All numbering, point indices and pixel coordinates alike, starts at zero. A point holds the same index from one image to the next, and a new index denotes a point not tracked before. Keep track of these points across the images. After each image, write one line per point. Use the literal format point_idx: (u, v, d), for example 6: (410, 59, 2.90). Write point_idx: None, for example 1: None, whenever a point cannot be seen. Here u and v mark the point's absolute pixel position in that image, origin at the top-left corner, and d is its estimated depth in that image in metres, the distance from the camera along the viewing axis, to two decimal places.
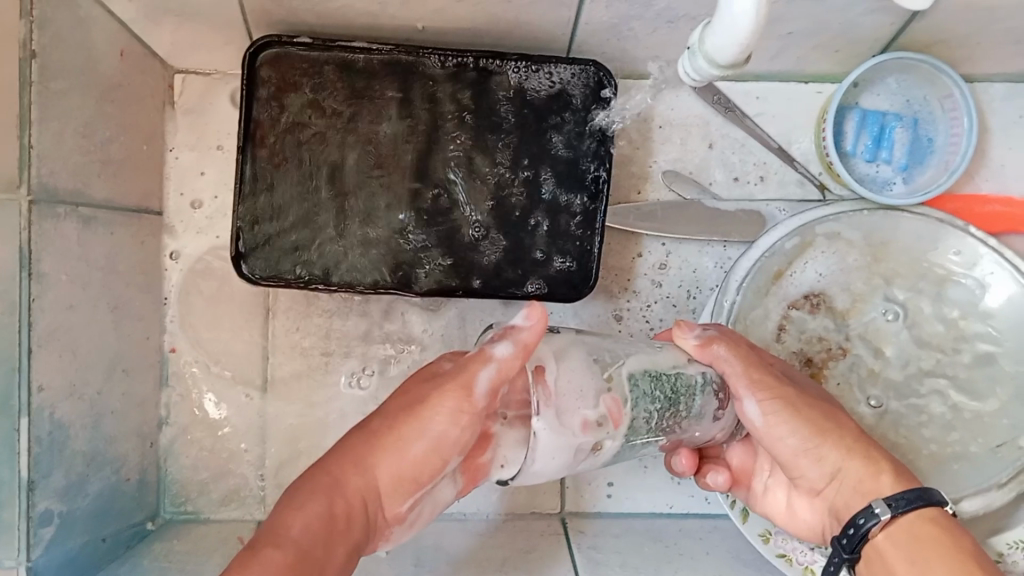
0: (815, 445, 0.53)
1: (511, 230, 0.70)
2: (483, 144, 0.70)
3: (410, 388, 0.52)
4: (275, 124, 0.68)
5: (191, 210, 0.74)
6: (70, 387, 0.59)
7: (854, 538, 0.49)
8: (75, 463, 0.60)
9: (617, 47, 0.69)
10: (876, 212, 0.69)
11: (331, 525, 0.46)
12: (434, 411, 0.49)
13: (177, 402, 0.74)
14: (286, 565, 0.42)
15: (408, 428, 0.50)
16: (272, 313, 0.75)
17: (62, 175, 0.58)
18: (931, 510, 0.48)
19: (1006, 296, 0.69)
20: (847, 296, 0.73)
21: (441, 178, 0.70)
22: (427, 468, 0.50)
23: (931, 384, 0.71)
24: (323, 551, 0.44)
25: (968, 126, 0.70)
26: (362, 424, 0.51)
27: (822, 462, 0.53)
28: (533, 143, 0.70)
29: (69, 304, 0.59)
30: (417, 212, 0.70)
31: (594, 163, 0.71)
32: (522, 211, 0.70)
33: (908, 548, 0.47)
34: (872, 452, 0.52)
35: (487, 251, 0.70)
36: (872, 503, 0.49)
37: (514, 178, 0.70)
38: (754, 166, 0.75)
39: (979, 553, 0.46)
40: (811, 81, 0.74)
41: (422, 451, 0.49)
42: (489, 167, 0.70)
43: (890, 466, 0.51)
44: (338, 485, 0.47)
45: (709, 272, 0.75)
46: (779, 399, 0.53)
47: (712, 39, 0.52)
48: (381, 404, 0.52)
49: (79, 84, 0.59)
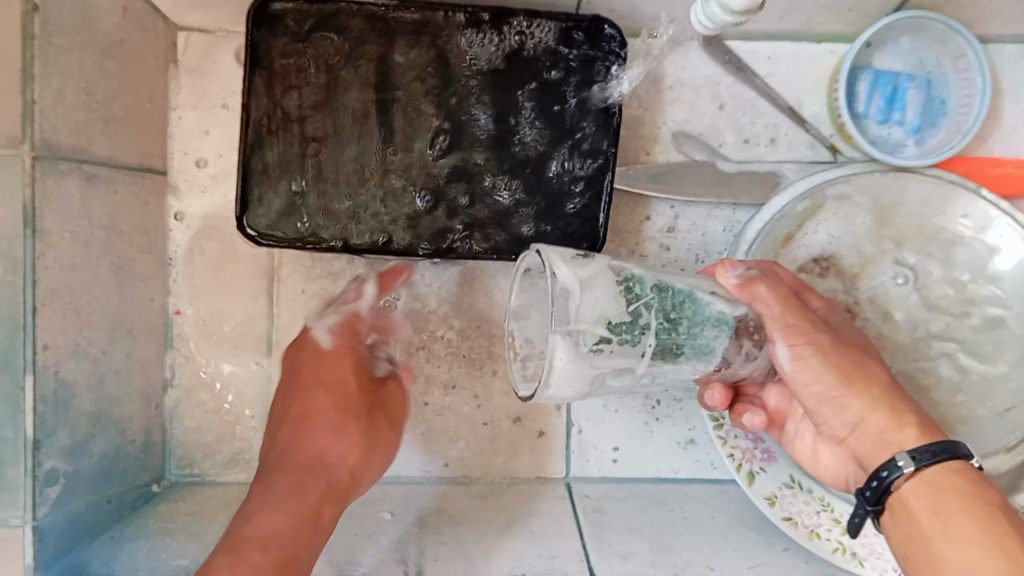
0: (840, 394, 0.51)
1: (498, 199, 0.70)
2: (483, 109, 0.69)
3: (343, 374, 0.60)
4: (277, 80, 0.67)
5: (195, 169, 0.74)
6: (74, 345, 0.59)
7: (878, 490, 0.49)
8: (80, 422, 0.60)
9: (626, 5, 0.68)
10: (887, 174, 0.69)
11: (303, 518, 0.50)
12: (397, 413, 0.62)
13: (182, 363, 0.73)
14: (274, 558, 0.47)
15: (378, 430, 0.59)
16: (277, 275, 0.74)
17: (64, 132, 0.57)
18: (958, 463, 0.47)
19: (1018, 257, 0.69)
20: (857, 259, 0.72)
21: (436, 145, 0.69)
22: (381, 459, 0.58)
23: (939, 347, 0.70)
24: (306, 543, 0.49)
25: (981, 86, 0.69)
26: (303, 409, 0.58)
27: (846, 411, 0.52)
28: (533, 110, 0.69)
29: (72, 263, 0.58)
30: (408, 176, 0.69)
31: (592, 142, 0.69)
32: (514, 180, 0.70)
33: (933, 499, 0.47)
34: (894, 401, 0.51)
35: (472, 219, 0.69)
36: (896, 455, 0.49)
37: (510, 145, 0.70)
38: (764, 127, 0.74)
39: (1005, 510, 0.46)
40: (823, 41, 0.73)
41: (384, 451, 0.59)
42: (485, 135, 0.69)
43: (915, 418, 0.50)
44: (312, 477, 0.53)
45: (717, 236, 0.74)
46: (810, 344, 0.52)
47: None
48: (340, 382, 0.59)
49: (80, 40, 0.58)
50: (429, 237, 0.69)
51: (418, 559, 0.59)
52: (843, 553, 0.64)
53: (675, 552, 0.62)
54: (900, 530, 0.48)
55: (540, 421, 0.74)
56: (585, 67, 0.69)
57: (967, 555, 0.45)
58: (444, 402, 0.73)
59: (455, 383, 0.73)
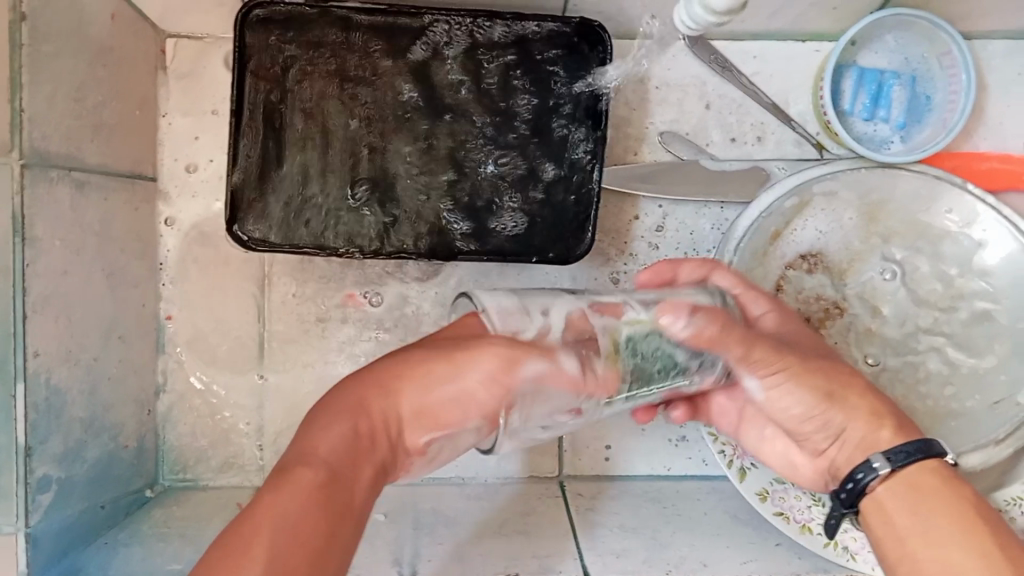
0: (822, 411, 0.52)
1: (459, 205, 0.70)
2: (454, 114, 0.69)
3: (460, 326, 0.50)
4: (265, 86, 0.67)
5: (186, 174, 0.74)
6: (65, 353, 0.59)
7: (852, 493, 0.49)
8: (73, 429, 0.60)
9: (612, 6, 0.68)
10: (874, 171, 0.69)
11: (359, 442, 0.45)
12: (468, 365, 0.47)
13: (175, 369, 0.74)
14: (313, 483, 0.42)
15: (440, 367, 0.48)
16: (268, 279, 0.74)
17: (53, 139, 0.57)
18: (935, 462, 0.48)
19: (1004, 254, 0.69)
20: (844, 254, 0.72)
21: (404, 148, 0.69)
22: (447, 413, 0.48)
23: (927, 342, 0.71)
24: (351, 474, 0.44)
25: (966, 83, 0.69)
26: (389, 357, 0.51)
27: (829, 425, 0.52)
28: (504, 116, 0.70)
29: (63, 270, 0.59)
30: (374, 179, 0.69)
31: (559, 150, 0.70)
32: (478, 186, 0.70)
33: (910, 501, 0.47)
34: (872, 404, 0.51)
35: (432, 225, 0.70)
36: (870, 457, 0.49)
37: (477, 151, 0.70)
38: (751, 126, 0.74)
39: (982, 505, 0.46)
40: (808, 40, 0.73)
41: (449, 395, 0.48)
42: (453, 140, 0.70)
43: (891, 420, 0.51)
44: (363, 410, 0.47)
45: (705, 234, 0.75)
46: (782, 372, 0.52)
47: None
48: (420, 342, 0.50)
49: (69, 46, 0.58)
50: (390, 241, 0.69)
51: (412, 559, 0.59)
52: (833, 548, 0.64)
53: (667, 548, 0.62)
54: (875, 532, 0.48)
55: None
56: (563, 75, 0.69)
57: (945, 557, 0.45)
58: None
59: None
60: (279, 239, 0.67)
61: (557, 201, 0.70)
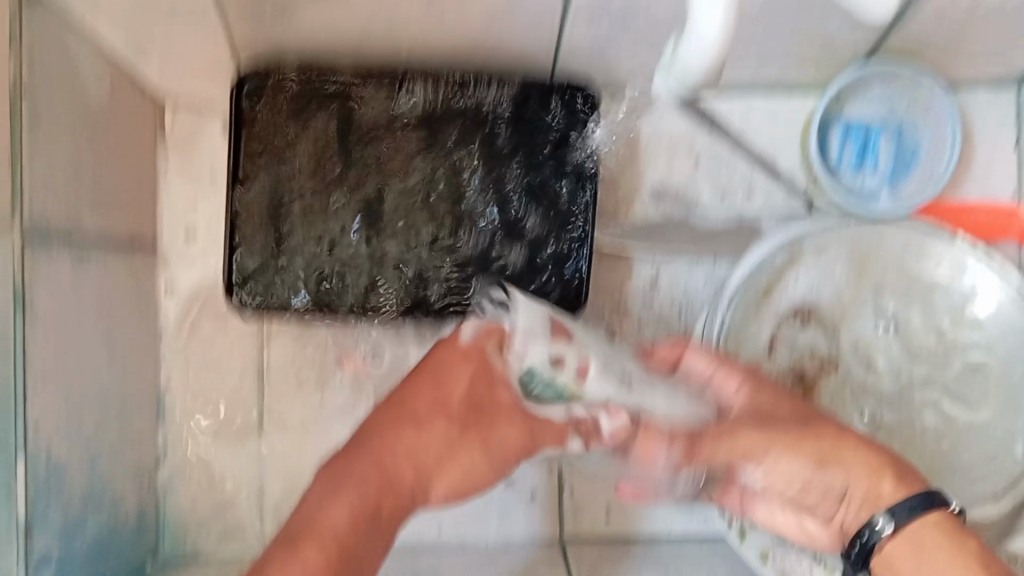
0: (819, 475, 0.54)
1: (441, 267, 0.70)
2: (439, 177, 0.70)
3: (468, 370, 0.57)
4: (263, 155, 0.68)
5: (185, 243, 0.75)
6: (64, 425, 0.59)
7: (863, 551, 0.53)
8: (72, 501, 0.60)
9: (600, 69, 0.69)
10: (863, 224, 0.71)
11: (369, 516, 0.53)
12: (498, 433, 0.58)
13: (174, 437, 0.74)
14: (323, 558, 0.50)
15: (470, 434, 0.58)
16: (266, 345, 0.75)
17: (53, 214, 0.58)
18: (937, 514, 0.51)
19: (994, 306, 0.70)
20: (838, 308, 0.73)
21: (388, 211, 0.70)
22: (460, 468, 0.58)
23: (923, 395, 0.71)
24: (359, 542, 0.52)
25: (951, 133, 0.71)
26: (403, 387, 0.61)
27: (831, 487, 0.54)
28: (488, 178, 0.71)
29: (63, 342, 0.59)
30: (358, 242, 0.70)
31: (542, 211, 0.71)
32: (461, 248, 0.70)
33: (916, 555, 0.50)
34: (868, 459, 0.54)
35: (414, 286, 0.70)
36: (875, 516, 0.52)
37: (465, 213, 0.71)
38: (740, 178, 0.75)
39: (986, 555, 0.50)
40: (795, 95, 0.74)
41: (480, 456, 0.59)
42: (437, 203, 0.70)
43: (886, 459, 0.54)
44: (383, 465, 0.55)
45: (699, 289, 0.75)
46: (774, 448, 0.55)
47: (693, 32, 0.47)
48: (447, 385, 0.58)
49: (70, 121, 0.60)
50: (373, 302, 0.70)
51: None
52: None
53: None
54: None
55: (530, 482, 0.75)
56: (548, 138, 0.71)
57: None
58: None
59: None
60: (264, 302, 0.68)
61: (538, 262, 0.70)
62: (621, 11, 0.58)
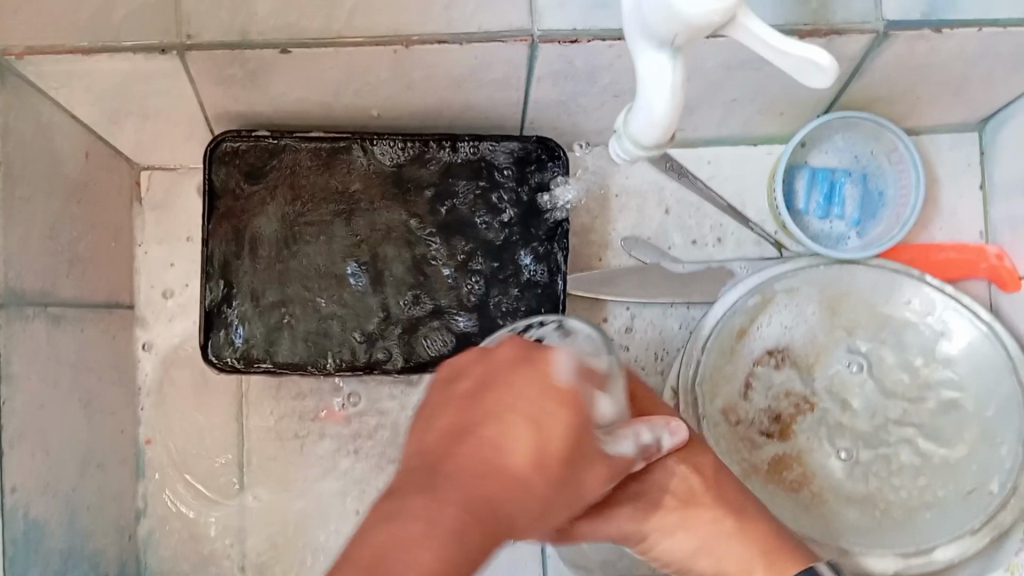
0: (714, 547, 0.58)
1: (417, 320, 0.71)
2: (416, 232, 0.72)
3: (573, 422, 0.40)
4: (236, 214, 0.69)
5: (162, 300, 0.75)
6: (43, 486, 0.60)
7: None
8: (52, 560, 0.60)
9: (567, 122, 0.70)
10: (832, 267, 0.71)
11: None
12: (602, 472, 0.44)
13: (154, 492, 0.74)
14: None
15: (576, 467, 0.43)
16: (245, 399, 0.75)
17: (29, 279, 0.59)
18: None
19: (967, 342, 0.70)
20: (811, 349, 0.74)
21: (365, 265, 0.71)
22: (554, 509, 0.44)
23: (898, 434, 0.72)
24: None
25: (915, 180, 0.71)
26: (474, 414, 0.39)
27: (718, 558, 0.58)
28: (462, 232, 0.72)
29: (40, 403, 0.60)
30: (337, 295, 0.71)
31: (514, 264, 0.71)
32: (434, 302, 0.71)
33: None
34: (762, 543, 0.57)
35: (387, 340, 0.71)
36: None
37: (439, 267, 0.72)
38: (710, 229, 0.76)
39: None
40: (760, 142, 0.76)
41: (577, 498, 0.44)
42: (414, 258, 0.71)
43: (761, 545, 0.58)
44: (477, 530, 0.35)
45: (673, 333, 0.76)
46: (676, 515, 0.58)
47: (643, 101, 0.45)
48: (550, 419, 0.39)
49: (44, 186, 0.61)
50: (351, 356, 0.70)
51: None
52: None
53: None
54: None
55: None
56: (521, 192, 0.72)
57: None
58: None
59: None
60: (245, 358, 0.69)
61: (508, 315, 0.71)
62: (583, 68, 0.60)
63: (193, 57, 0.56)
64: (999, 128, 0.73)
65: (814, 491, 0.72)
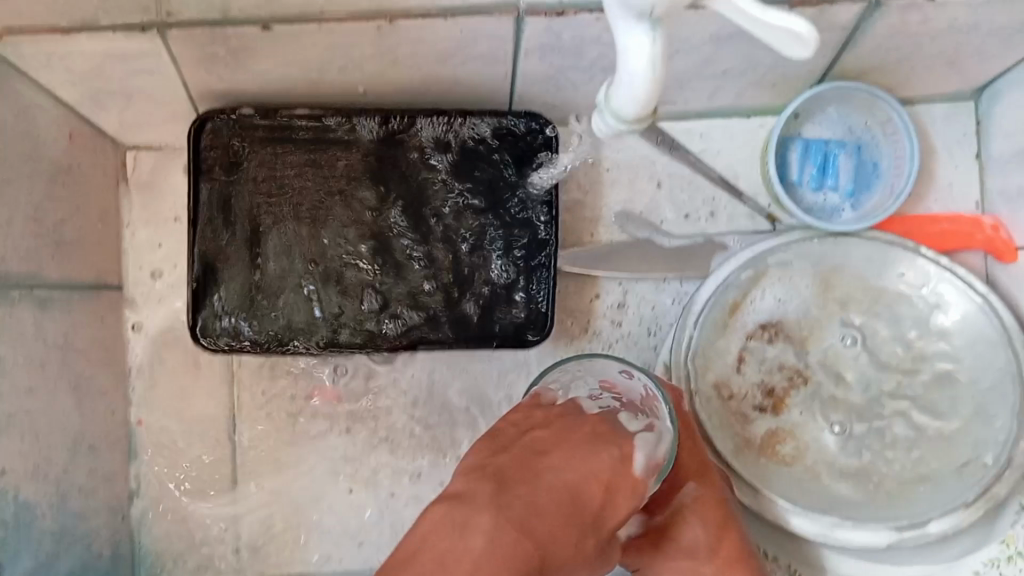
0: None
1: (406, 299, 0.71)
2: (404, 210, 0.71)
3: (628, 503, 0.53)
4: (223, 193, 0.68)
5: (151, 281, 0.75)
6: (33, 469, 0.60)
7: None
8: (44, 543, 0.60)
9: (556, 96, 0.69)
10: (826, 240, 0.71)
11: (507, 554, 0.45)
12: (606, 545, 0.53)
13: (147, 473, 0.74)
14: None
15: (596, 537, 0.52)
16: (236, 379, 0.75)
17: (13, 261, 0.59)
18: None
19: (961, 313, 0.70)
20: (805, 325, 0.73)
21: (354, 245, 0.70)
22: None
23: (893, 407, 0.72)
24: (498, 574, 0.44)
25: (911, 150, 0.70)
26: (544, 459, 0.52)
27: None
28: (451, 210, 0.71)
29: (28, 387, 0.60)
30: (325, 277, 0.70)
31: (503, 241, 0.71)
32: (423, 282, 0.71)
33: None
34: None
35: (375, 320, 0.70)
36: None
37: (428, 247, 0.71)
38: (703, 203, 0.75)
39: None
40: (753, 115, 0.74)
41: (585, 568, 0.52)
42: (403, 238, 0.71)
43: None
44: (529, 551, 0.46)
45: (666, 308, 0.75)
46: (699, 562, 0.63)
47: (624, 75, 0.44)
48: (612, 497, 0.52)
49: (27, 169, 0.60)
50: (339, 336, 0.70)
51: None
52: None
53: None
54: None
55: None
56: (511, 166, 0.71)
57: None
58: (413, 492, 0.75)
59: (421, 473, 0.75)
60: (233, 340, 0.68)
61: (498, 292, 0.71)
62: (569, 41, 0.59)
63: (173, 36, 0.55)
64: (995, 97, 0.72)
65: (807, 464, 0.71)
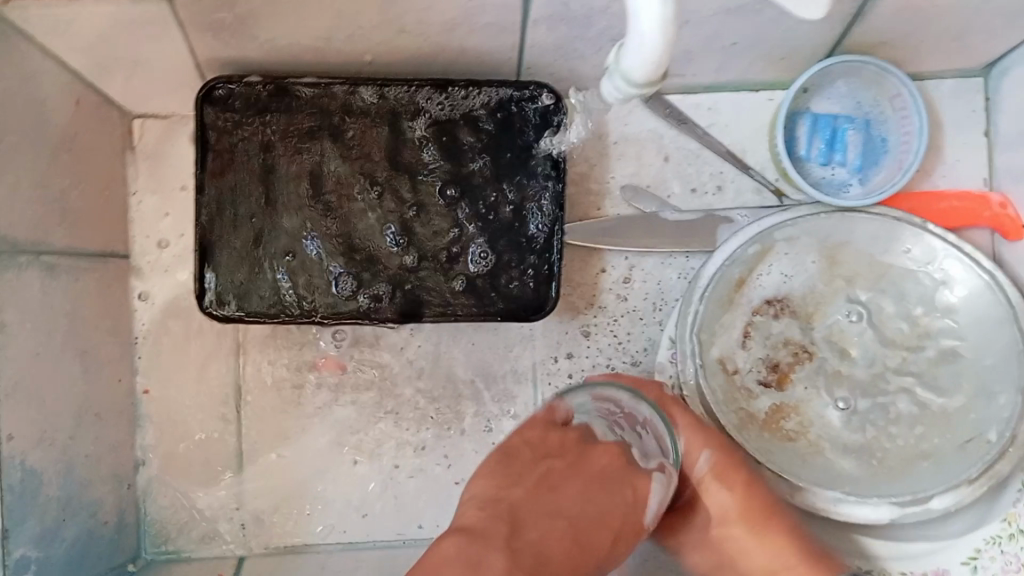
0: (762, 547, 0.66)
1: (408, 270, 0.71)
2: (407, 180, 0.71)
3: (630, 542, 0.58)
4: (227, 161, 0.68)
5: (158, 250, 0.75)
6: (39, 434, 0.60)
7: None
8: (50, 507, 0.61)
9: (563, 68, 0.69)
10: (833, 215, 0.70)
11: None
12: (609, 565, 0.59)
13: (152, 443, 0.74)
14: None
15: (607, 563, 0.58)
16: (242, 349, 0.75)
17: (20, 227, 0.59)
18: None
19: (968, 289, 0.70)
20: (810, 300, 0.74)
21: (357, 215, 0.70)
22: None
23: (897, 382, 0.72)
24: None
25: (919, 125, 0.70)
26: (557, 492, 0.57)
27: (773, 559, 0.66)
28: (454, 181, 0.71)
29: (34, 352, 0.60)
30: (327, 247, 0.70)
31: (507, 212, 0.71)
32: (425, 253, 0.71)
33: None
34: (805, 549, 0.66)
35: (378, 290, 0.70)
36: None
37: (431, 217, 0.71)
38: (710, 176, 0.75)
39: None
40: (762, 89, 0.74)
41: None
42: (405, 208, 0.71)
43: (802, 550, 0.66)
44: None
45: (672, 284, 0.75)
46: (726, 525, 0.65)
47: (632, 36, 0.44)
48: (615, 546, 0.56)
49: (35, 135, 0.60)
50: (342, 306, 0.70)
51: None
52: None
53: None
54: None
55: None
56: (517, 137, 0.71)
57: None
58: (417, 463, 0.75)
59: (425, 445, 0.75)
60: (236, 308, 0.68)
61: (502, 263, 0.71)
62: (579, 10, 0.59)
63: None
64: (1004, 73, 0.71)
65: (810, 439, 0.72)
